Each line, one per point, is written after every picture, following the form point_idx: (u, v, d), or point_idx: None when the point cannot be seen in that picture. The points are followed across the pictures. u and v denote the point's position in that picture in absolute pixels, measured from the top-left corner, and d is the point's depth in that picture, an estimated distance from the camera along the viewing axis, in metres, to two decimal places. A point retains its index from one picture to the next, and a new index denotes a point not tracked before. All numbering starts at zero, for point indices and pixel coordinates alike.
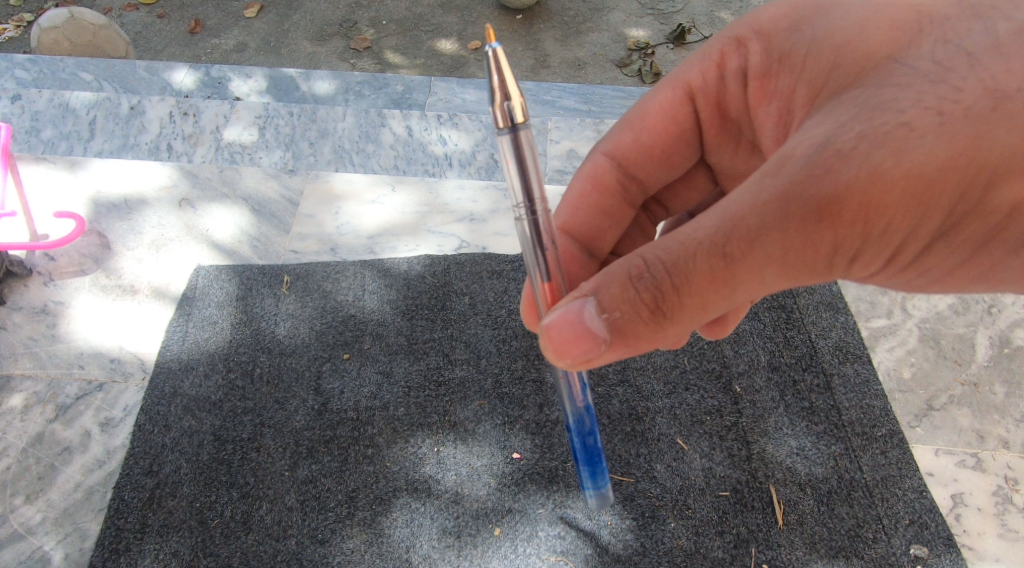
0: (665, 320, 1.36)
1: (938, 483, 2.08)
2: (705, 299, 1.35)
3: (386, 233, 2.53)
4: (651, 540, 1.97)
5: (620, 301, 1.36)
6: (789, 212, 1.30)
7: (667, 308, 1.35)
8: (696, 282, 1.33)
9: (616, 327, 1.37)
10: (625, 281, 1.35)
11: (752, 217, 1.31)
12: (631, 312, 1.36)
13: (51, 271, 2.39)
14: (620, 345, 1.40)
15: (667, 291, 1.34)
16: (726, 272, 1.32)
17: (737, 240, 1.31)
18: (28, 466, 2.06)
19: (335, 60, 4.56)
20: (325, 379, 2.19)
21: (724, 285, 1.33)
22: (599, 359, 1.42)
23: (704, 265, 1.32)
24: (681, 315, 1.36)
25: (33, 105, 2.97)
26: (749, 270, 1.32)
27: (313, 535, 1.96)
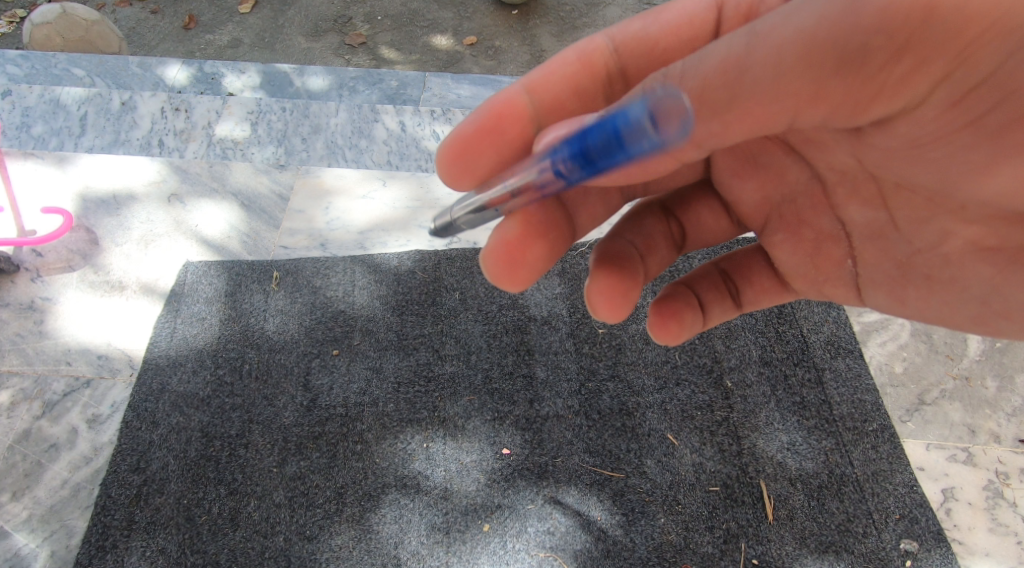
0: (662, 110, 1.30)
1: (929, 477, 2.07)
2: (711, 92, 1.29)
3: (376, 228, 2.52)
4: (640, 535, 1.96)
5: (620, 99, 1.33)
6: (832, 3, 1.29)
7: (668, 98, 1.30)
8: (700, 93, 1.28)
9: (603, 121, 1.32)
10: (632, 90, 1.31)
11: (785, 11, 1.31)
12: (620, 125, 1.32)
13: (38, 267, 2.37)
14: (602, 151, 1.32)
15: (665, 105, 1.30)
16: (742, 61, 1.29)
17: (758, 50, 1.29)
18: (15, 463, 2.05)
19: (329, 56, 4.54)
20: (314, 375, 2.18)
21: (735, 70, 1.29)
22: (568, 181, 1.36)
23: (722, 50, 1.30)
24: (683, 105, 1.29)
25: (23, 101, 2.94)
26: (766, 54, 1.29)
27: (301, 531, 1.96)
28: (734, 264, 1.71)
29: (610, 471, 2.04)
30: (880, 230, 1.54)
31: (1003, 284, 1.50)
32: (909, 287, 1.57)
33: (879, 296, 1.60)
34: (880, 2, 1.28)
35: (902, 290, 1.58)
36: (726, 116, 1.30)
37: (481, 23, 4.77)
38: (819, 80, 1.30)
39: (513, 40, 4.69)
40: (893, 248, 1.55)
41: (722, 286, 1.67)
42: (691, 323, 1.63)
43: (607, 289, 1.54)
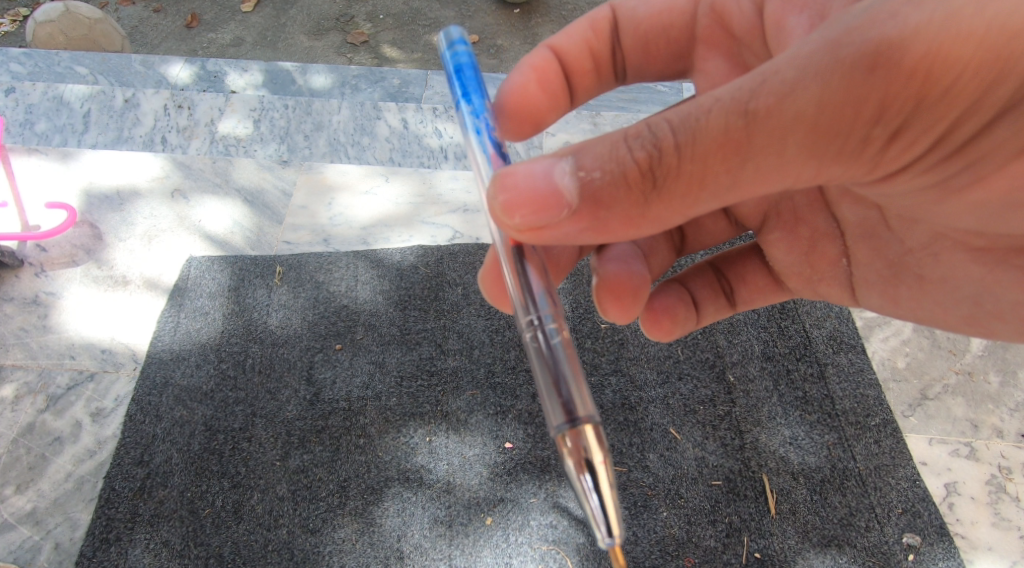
0: (665, 183, 1.29)
1: (932, 472, 2.08)
2: (707, 162, 1.27)
3: (379, 224, 2.52)
4: (643, 529, 1.96)
5: (608, 156, 1.30)
6: (827, 72, 1.24)
7: (665, 168, 1.28)
8: (704, 145, 1.26)
9: (596, 179, 1.30)
10: (622, 140, 1.30)
11: (776, 73, 1.26)
12: (612, 176, 1.29)
13: (42, 262, 2.38)
14: (593, 205, 1.32)
15: (663, 154, 1.27)
16: (740, 131, 1.25)
17: (763, 96, 1.25)
18: (19, 456, 2.06)
19: (332, 55, 4.55)
20: (317, 369, 2.18)
21: (736, 148, 1.26)
22: (553, 230, 1.34)
23: (721, 120, 1.26)
24: (684, 173, 1.28)
25: (27, 98, 2.95)
26: (764, 126, 1.25)
27: (304, 525, 1.96)
28: (727, 260, 1.84)
29: (613, 465, 2.05)
30: (873, 229, 1.63)
31: (993, 286, 1.56)
32: (902, 287, 1.66)
33: (873, 295, 1.70)
34: (878, 67, 1.24)
35: (894, 290, 1.67)
36: (724, 190, 1.30)
37: (482, 22, 4.77)
38: (824, 163, 1.30)
39: (516, 38, 4.68)
40: (885, 249, 1.63)
41: (714, 287, 1.82)
42: (682, 320, 1.79)
43: (614, 290, 1.65)
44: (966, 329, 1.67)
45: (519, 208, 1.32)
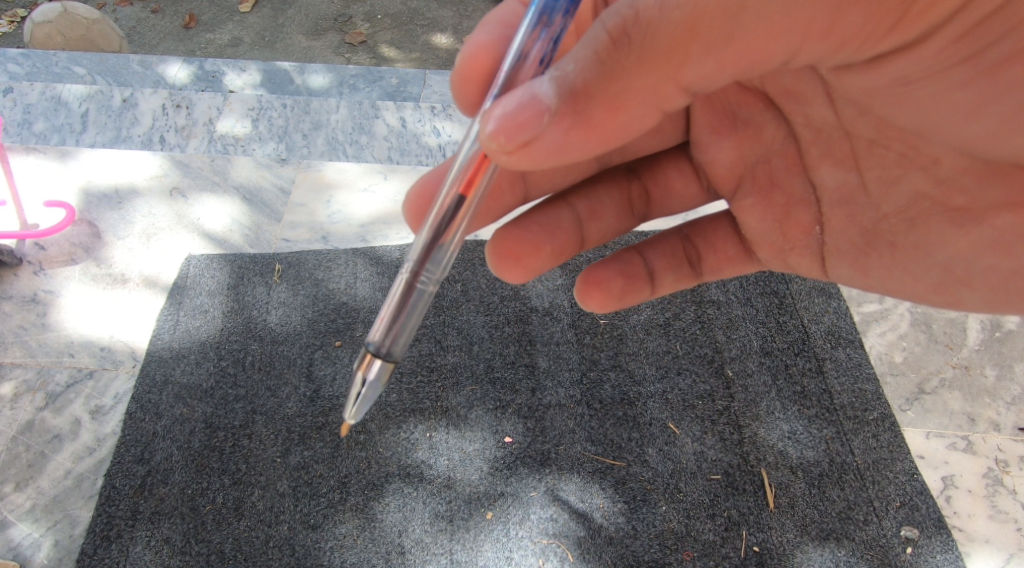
0: (646, 58, 1.26)
1: (929, 465, 2.08)
2: (688, 43, 1.26)
3: (378, 222, 2.52)
4: (642, 523, 1.97)
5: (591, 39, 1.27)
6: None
7: (651, 42, 1.26)
8: (691, 9, 1.26)
9: (579, 64, 1.27)
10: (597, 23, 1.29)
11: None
12: (592, 56, 1.27)
13: (41, 261, 2.38)
14: (574, 90, 1.26)
15: (644, 22, 1.26)
16: (727, 7, 1.25)
17: None
18: (18, 454, 2.06)
19: (330, 55, 4.55)
20: (316, 366, 2.19)
21: (725, 19, 1.25)
22: (541, 142, 1.27)
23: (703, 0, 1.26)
24: (662, 56, 1.26)
25: (25, 98, 2.95)
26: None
27: (305, 521, 1.96)
28: (698, 229, 1.77)
29: (612, 459, 2.05)
30: (851, 194, 1.61)
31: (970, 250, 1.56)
32: (874, 256, 1.63)
33: (843, 266, 1.67)
34: None
35: (865, 259, 1.64)
36: (696, 77, 1.28)
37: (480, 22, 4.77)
38: (833, 9, 1.28)
39: None
40: (860, 213, 1.62)
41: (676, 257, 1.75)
42: (621, 292, 1.71)
43: (514, 253, 1.62)
44: (933, 301, 1.65)
45: (506, 113, 1.25)
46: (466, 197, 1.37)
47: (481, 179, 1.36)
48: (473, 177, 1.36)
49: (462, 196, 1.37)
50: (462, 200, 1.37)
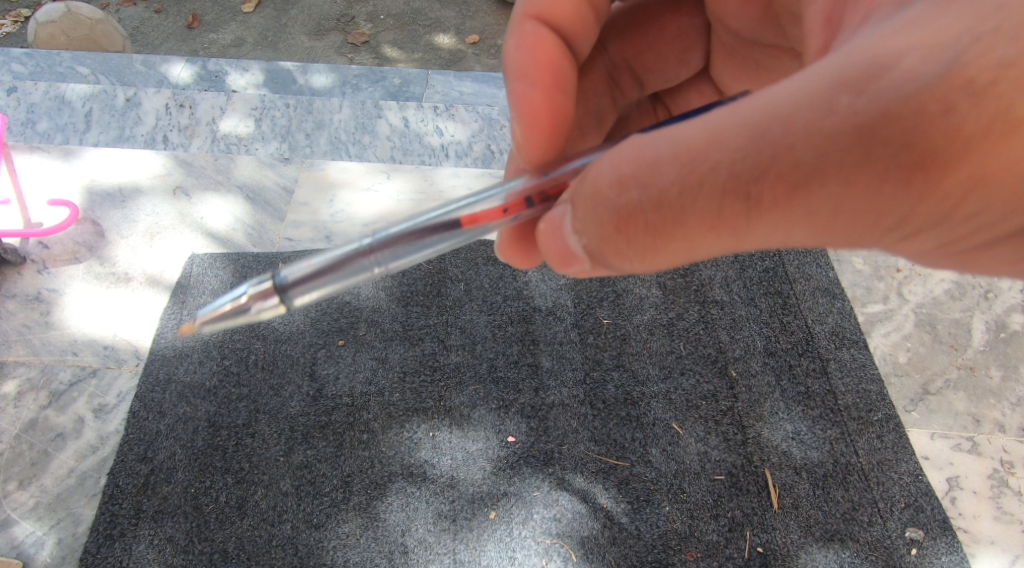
0: (656, 221, 1.25)
1: (934, 466, 2.08)
2: (702, 214, 1.23)
3: (381, 221, 2.51)
4: (645, 524, 1.97)
5: (597, 186, 1.30)
6: (817, 100, 1.16)
7: (661, 205, 1.24)
8: (697, 212, 1.23)
9: (596, 219, 1.31)
10: (596, 186, 1.30)
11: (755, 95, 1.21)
12: (599, 236, 1.32)
13: (44, 259, 2.38)
14: (598, 238, 1.33)
15: (648, 212, 1.25)
16: (743, 167, 1.19)
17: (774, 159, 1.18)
18: (22, 452, 2.06)
19: (333, 55, 4.56)
20: (320, 365, 2.18)
21: (739, 201, 1.21)
22: (588, 275, 1.45)
23: (714, 139, 1.21)
24: (680, 223, 1.24)
25: (29, 97, 2.95)
26: (756, 185, 1.19)
27: (308, 520, 1.97)
28: None
29: (615, 459, 2.05)
30: None
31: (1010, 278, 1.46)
32: None
33: None
34: (913, 178, 1.15)
35: None
36: (716, 243, 1.26)
37: (483, 23, 4.76)
38: (836, 229, 1.22)
39: None
40: None
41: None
42: None
43: None
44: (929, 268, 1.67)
45: (546, 245, 1.41)
46: (461, 228, 1.61)
47: (482, 224, 1.61)
48: (475, 215, 1.60)
49: (458, 224, 1.61)
50: (456, 228, 1.61)
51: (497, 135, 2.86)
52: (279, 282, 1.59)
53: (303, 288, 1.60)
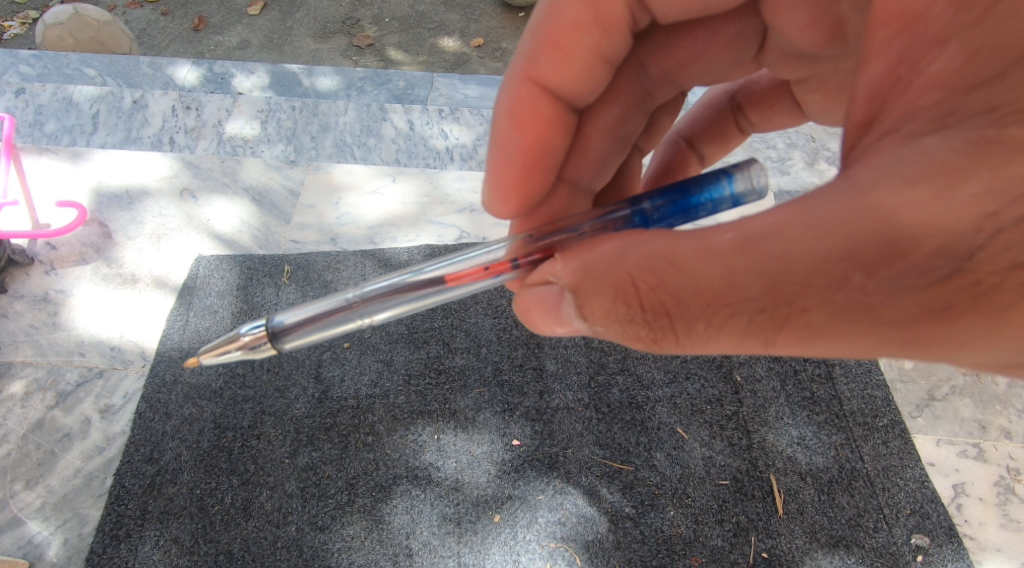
0: (685, 333, 1.33)
1: (940, 473, 2.08)
2: (726, 335, 1.31)
3: (386, 224, 2.52)
4: (650, 528, 1.97)
5: (618, 285, 1.36)
6: (837, 242, 1.22)
7: (688, 323, 1.32)
8: (702, 321, 1.31)
9: (607, 312, 1.38)
10: (603, 279, 1.37)
11: (772, 217, 1.26)
12: (605, 326, 1.40)
13: (52, 260, 2.39)
14: (615, 333, 1.40)
15: (657, 325, 1.34)
16: (766, 303, 1.26)
17: (782, 311, 1.25)
18: (28, 452, 2.07)
19: (338, 58, 4.57)
20: (325, 367, 2.19)
21: (758, 340, 1.29)
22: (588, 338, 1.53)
23: (737, 264, 1.27)
24: (704, 336, 1.32)
25: (37, 99, 2.96)
26: (775, 327, 1.27)
27: (313, 522, 1.98)
28: (750, 97, 1.91)
29: (620, 463, 2.05)
30: None
31: None
32: None
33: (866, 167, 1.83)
34: (914, 342, 1.22)
35: None
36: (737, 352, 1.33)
37: (487, 25, 4.77)
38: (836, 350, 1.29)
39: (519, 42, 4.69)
40: None
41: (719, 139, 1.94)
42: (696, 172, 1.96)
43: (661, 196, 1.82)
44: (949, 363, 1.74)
45: (533, 314, 1.48)
46: (444, 285, 1.57)
47: (467, 281, 1.57)
48: (459, 273, 1.56)
49: (441, 282, 1.57)
50: (438, 285, 1.57)
51: None
52: (276, 328, 1.55)
53: (297, 336, 1.56)
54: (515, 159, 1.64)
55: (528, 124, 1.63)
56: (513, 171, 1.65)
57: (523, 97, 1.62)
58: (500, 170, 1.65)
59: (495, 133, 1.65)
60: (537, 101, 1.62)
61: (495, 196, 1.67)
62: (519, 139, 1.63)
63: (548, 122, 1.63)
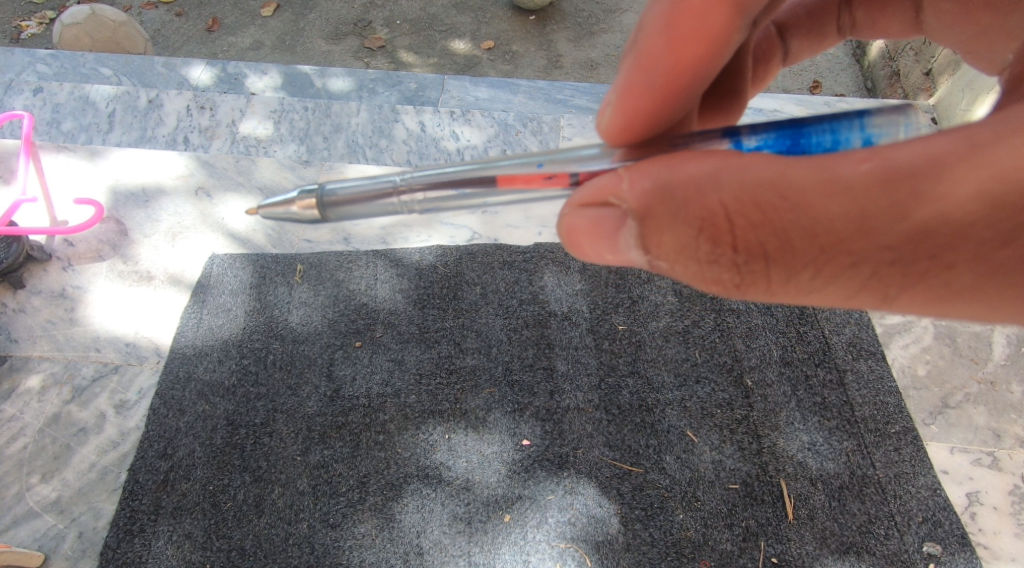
0: (782, 279, 1.35)
1: (953, 480, 2.09)
2: (832, 283, 1.34)
3: (399, 224, 2.51)
4: (659, 531, 1.99)
5: (705, 216, 1.34)
6: (978, 197, 1.24)
7: (790, 268, 1.34)
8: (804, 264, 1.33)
9: (677, 247, 1.39)
10: (697, 214, 1.35)
11: (907, 161, 1.27)
12: (680, 265, 1.41)
13: (69, 257, 2.41)
14: (687, 271, 1.41)
15: (754, 265, 1.35)
16: (893, 254, 1.29)
17: (900, 261, 1.29)
18: (45, 445, 2.11)
19: (349, 60, 4.60)
20: (337, 366, 2.21)
21: (871, 294, 1.33)
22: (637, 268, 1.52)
23: (864, 207, 1.28)
24: (806, 284, 1.35)
25: (54, 97, 3.00)
26: (897, 282, 1.31)
27: (325, 520, 2.00)
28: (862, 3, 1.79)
29: (629, 465, 2.07)
30: None
31: None
32: None
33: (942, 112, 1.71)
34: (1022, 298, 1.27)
35: None
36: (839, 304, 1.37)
37: (498, 28, 4.78)
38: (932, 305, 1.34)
39: (530, 45, 4.71)
40: None
41: (812, 38, 1.80)
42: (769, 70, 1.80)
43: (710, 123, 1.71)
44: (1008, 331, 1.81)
45: (584, 237, 1.48)
46: (496, 186, 1.58)
47: (518, 185, 1.57)
48: (512, 176, 1.56)
49: (494, 182, 1.57)
50: (490, 184, 1.57)
51: (513, 141, 2.88)
52: (328, 197, 1.57)
53: (345, 208, 1.57)
54: (654, 84, 1.51)
55: (689, 43, 1.49)
56: (648, 98, 1.52)
57: (689, 12, 1.48)
58: (633, 94, 1.52)
59: (640, 49, 1.51)
60: (704, 19, 1.48)
61: (618, 124, 1.54)
62: (668, 62, 1.50)
63: (708, 48, 1.50)
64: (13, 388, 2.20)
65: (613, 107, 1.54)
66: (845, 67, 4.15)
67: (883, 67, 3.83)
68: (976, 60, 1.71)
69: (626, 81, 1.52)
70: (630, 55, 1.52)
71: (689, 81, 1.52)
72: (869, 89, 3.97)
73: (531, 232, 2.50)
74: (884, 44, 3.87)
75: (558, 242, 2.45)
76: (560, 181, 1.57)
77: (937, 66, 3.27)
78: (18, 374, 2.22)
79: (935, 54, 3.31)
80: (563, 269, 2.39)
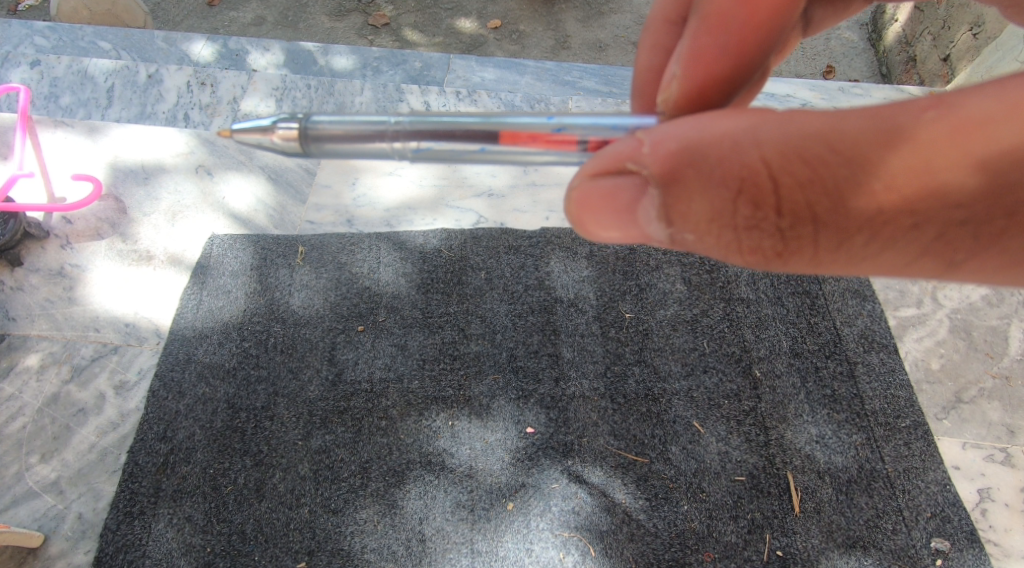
0: (828, 244, 1.34)
1: (965, 477, 2.06)
2: (884, 246, 1.33)
3: (404, 207, 2.47)
4: (663, 522, 1.97)
5: (745, 176, 1.32)
6: None
7: (839, 231, 1.33)
8: (852, 228, 1.32)
9: (709, 214, 1.37)
10: (733, 176, 1.33)
11: (971, 110, 1.26)
12: (704, 237, 1.40)
13: (67, 234, 2.37)
14: (720, 240, 1.39)
15: (794, 231, 1.34)
16: (953, 211, 1.28)
17: (962, 218, 1.28)
18: (43, 426, 2.08)
19: (353, 37, 4.53)
20: (339, 350, 2.17)
21: (928, 256, 1.32)
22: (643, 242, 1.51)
23: (924, 162, 1.27)
24: (858, 248, 1.34)
25: (52, 71, 2.95)
26: (956, 243, 1.30)
27: (326, 505, 1.97)
28: None
29: (634, 455, 2.04)
30: None
31: None
32: None
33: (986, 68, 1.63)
34: None
35: None
36: (892, 267, 1.36)
37: (505, 7, 4.72)
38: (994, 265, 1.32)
39: (537, 24, 4.63)
40: None
41: (836, 3, 1.72)
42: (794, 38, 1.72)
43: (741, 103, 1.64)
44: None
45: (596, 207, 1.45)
46: (498, 141, 1.54)
47: (522, 143, 1.54)
48: (517, 133, 1.53)
49: (496, 137, 1.53)
50: (492, 140, 1.53)
51: None
52: (313, 129, 1.52)
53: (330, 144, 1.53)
54: (726, 41, 1.51)
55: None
56: (719, 59, 1.51)
57: None
58: (701, 57, 1.52)
59: (706, 13, 1.52)
60: None
61: (689, 89, 1.52)
62: (738, 18, 1.51)
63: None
64: (11, 366, 2.17)
65: (679, 76, 1.53)
66: (860, 52, 4.09)
67: (900, 52, 3.77)
68: (1017, 13, 1.63)
69: (693, 47, 1.52)
70: (695, 22, 1.53)
71: (760, 40, 1.52)
72: (884, 74, 3.92)
73: (538, 217, 2.47)
74: (902, 29, 3.81)
75: (565, 227, 2.41)
76: (566, 143, 1.55)
77: (956, 52, 3.22)
78: (16, 352, 2.19)
79: (955, 40, 3.26)
80: (570, 255, 2.35)
